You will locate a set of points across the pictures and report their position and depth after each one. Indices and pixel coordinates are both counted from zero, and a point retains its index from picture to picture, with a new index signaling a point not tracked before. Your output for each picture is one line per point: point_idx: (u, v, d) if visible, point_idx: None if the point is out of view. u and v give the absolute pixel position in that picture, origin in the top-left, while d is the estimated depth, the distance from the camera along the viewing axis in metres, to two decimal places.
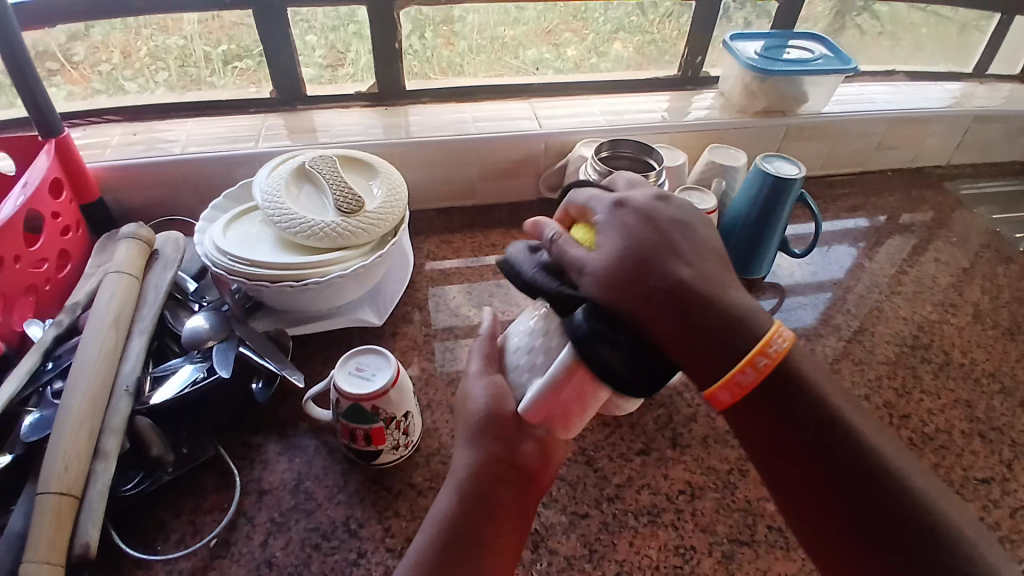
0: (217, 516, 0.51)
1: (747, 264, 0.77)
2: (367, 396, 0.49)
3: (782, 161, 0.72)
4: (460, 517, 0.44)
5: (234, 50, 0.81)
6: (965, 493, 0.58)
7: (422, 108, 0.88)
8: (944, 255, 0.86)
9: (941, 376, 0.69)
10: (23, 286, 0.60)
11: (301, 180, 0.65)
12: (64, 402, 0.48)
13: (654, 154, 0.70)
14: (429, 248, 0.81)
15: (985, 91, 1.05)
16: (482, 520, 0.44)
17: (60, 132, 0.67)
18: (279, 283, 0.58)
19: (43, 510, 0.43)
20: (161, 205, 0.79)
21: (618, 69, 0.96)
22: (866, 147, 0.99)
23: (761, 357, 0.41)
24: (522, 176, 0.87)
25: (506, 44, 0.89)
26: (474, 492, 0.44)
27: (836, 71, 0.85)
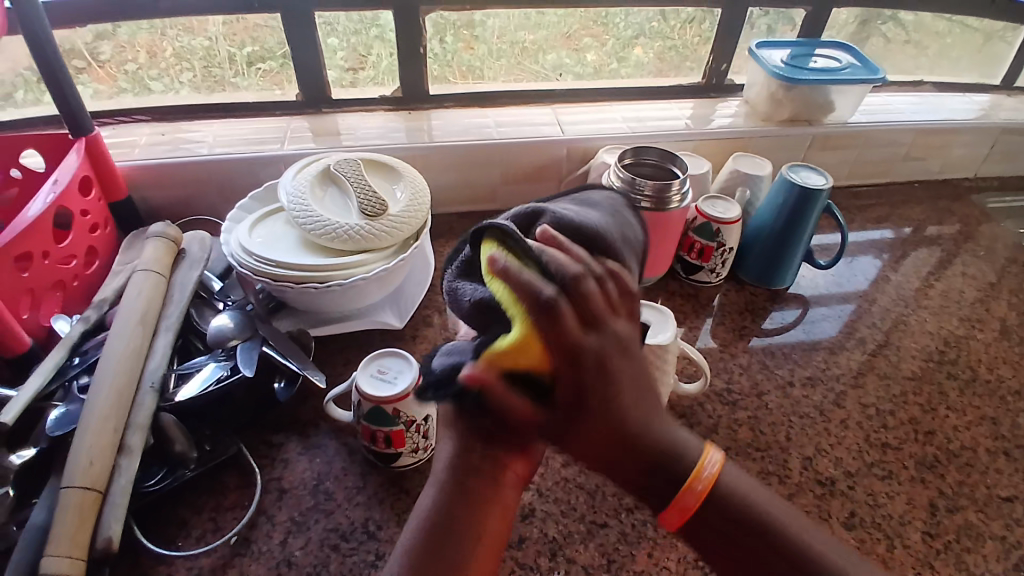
0: (238, 513, 0.51)
1: (769, 275, 0.76)
2: (389, 399, 0.49)
3: (808, 172, 0.71)
4: (444, 510, 0.43)
5: (257, 51, 0.82)
6: (989, 511, 0.57)
7: (444, 112, 0.89)
8: (972, 269, 0.85)
9: (967, 392, 0.67)
10: (52, 281, 0.62)
11: (326, 184, 0.66)
12: (90, 398, 0.49)
13: (678, 162, 0.70)
14: (450, 252, 0.81)
15: (1015, 102, 1.03)
16: (460, 509, 0.43)
17: (89, 131, 0.68)
18: (303, 285, 0.58)
19: (68, 503, 0.44)
20: (187, 205, 0.80)
21: (639, 74, 0.95)
22: (892, 157, 0.97)
23: (697, 481, 0.38)
24: (542, 181, 0.87)
25: (526, 48, 0.89)
26: (459, 478, 0.44)
27: (864, 79, 0.83)
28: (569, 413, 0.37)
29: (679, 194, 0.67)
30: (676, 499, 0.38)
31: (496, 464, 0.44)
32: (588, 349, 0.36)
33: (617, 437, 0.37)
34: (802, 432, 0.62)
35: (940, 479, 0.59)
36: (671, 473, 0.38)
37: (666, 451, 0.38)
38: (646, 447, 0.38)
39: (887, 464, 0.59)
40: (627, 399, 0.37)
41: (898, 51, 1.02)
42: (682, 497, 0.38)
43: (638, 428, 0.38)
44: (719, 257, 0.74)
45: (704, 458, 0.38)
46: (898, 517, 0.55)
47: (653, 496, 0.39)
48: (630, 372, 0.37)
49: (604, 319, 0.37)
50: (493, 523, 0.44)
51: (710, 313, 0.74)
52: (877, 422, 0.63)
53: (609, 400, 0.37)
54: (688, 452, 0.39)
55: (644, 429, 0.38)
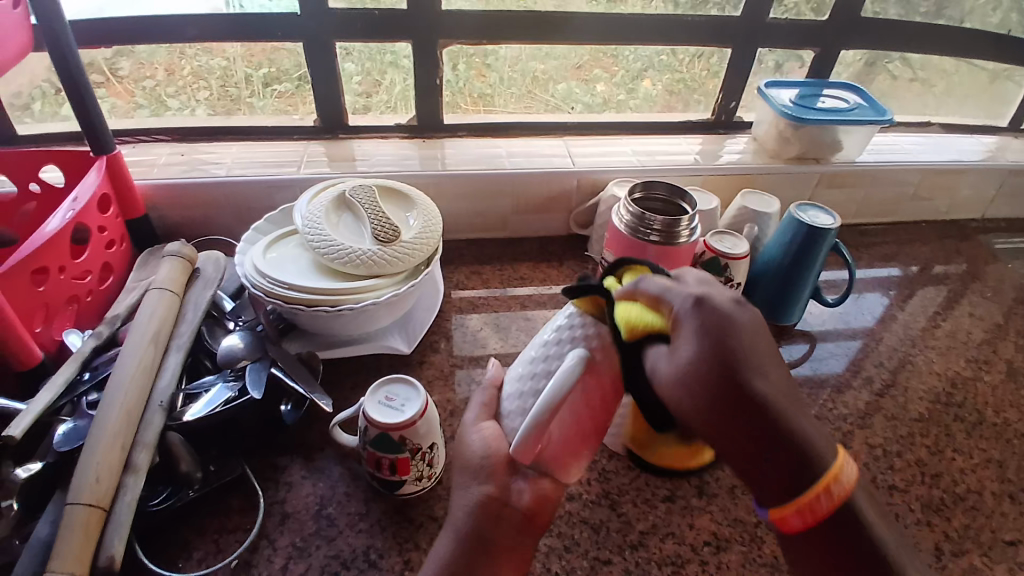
0: (240, 536, 0.51)
1: (777, 311, 0.76)
2: (396, 425, 0.49)
3: (817, 210, 0.72)
4: (455, 557, 0.45)
5: (274, 73, 0.84)
6: (995, 556, 0.56)
7: (457, 141, 0.91)
8: (979, 310, 0.85)
9: (973, 434, 0.67)
10: (67, 296, 0.62)
11: (341, 209, 0.67)
12: (99, 415, 0.49)
13: (687, 198, 0.70)
14: (459, 278, 0.82)
15: (1021, 145, 1.05)
16: (479, 558, 0.45)
17: (110, 149, 0.70)
18: (314, 308, 0.59)
19: (72, 520, 0.44)
20: (202, 224, 0.81)
21: (647, 106, 0.97)
22: (899, 197, 0.98)
23: (834, 485, 0.37)
24: (552, 210, 0.88)
25: (537, 78, 0.90)
26: (477, 531, 0.46)
27: (872, 119, 0.85)
28: (715, 400, 0.40)
29: (688, 228, 0.67)
30: (783, 507, 0.38)
31: (515, 515, 0.46)
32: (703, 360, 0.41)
33: (752, 425, 0.39)
34: None
35: (946, 522, 0.58)
36: (799, 478, 0.38)
37: (796, 446, 0.38)
38: (781, 436, 0.38)
39: (894, 506, 0.59)
40: (774, 405, 0.39)
41: (904, 91, 1.03)
42: (816, 501, 0.37)
43: (763, 415, 0.39)
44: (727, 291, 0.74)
45: (835, 470, 0.38)
46: None
47: (767, 491, 0.39)
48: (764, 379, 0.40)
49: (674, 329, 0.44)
50: (507, 573, 0.45)
51: None
52: (884, 463, 0.63)
53: (745, 394, 0.39)
54: (815, 461, 0.38)
55: (792, 431, 0.39)
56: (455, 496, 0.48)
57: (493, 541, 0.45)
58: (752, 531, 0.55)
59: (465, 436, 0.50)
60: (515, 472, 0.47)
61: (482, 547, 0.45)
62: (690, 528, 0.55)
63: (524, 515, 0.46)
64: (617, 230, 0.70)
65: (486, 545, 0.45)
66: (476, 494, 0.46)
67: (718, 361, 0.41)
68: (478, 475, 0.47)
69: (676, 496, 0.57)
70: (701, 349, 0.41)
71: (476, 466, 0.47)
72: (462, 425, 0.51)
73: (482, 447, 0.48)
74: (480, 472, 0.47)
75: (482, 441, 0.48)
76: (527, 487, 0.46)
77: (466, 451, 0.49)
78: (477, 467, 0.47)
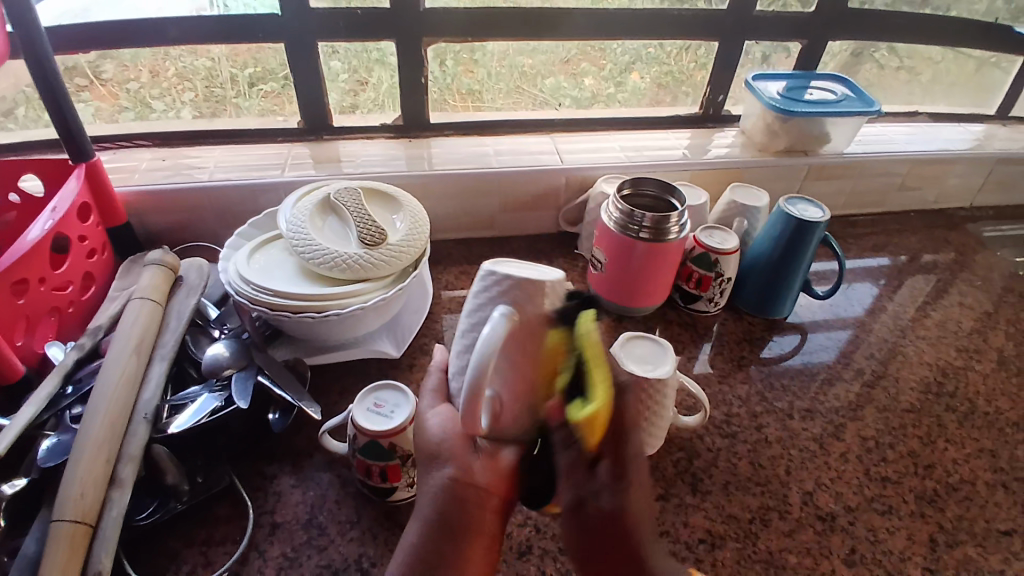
0: (229, 548, 0.51)
1: (768, 305, 0.76)
2: (385, 432, 0.48)
3: (807, 204, 0.72)
4: (424, 545, 0.43)
5: (258, 73, 0.83)
6: (987, 546, 0.56)
7: (445, 140, 0.90)
8: (969, 299, 0.85)
9: (966, 424, 0.67)
10: (47, 307, 0.61)
11: (326, 213, 0.66)
12: (82, 428, 0.48)
13: (676, 194, 0.70)
14: (448, 279, 0.81)
15: (1008, 133, 1.05)
16: (446, 545, 0.43)
17: (90, 158, 0.68)
18: (300, 313, 0.58)
19: (57, 537, 0.43)
20: (186, 229, 0.80)
21: (636, 100, 0.96)
22: (888, 187, 0.98)
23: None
24: (542, 208, 0.87)
25: (525, 73, 0.89)
26: (443, 516, 0.43)
27: (861, 110, 0.85)
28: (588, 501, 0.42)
29: (678, 224, 0.67)
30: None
31: (483, 496, 0.44)
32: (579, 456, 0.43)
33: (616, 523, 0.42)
34: (802, 465, 0.61)
35: (940, 513, 0.58)
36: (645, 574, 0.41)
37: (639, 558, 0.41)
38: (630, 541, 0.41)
39: (887, 498, 0.59)
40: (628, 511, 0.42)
41: (892, 80, 1.03)
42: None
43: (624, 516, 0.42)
44: (718, 287, 0.74)
45: (671, 575, 0.41)
46: (898, 553, 0.55)
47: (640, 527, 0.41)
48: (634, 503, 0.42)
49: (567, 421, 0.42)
50: (477, 554, 0.43)
51: (709, 343, 0.74)
52: (877, 456, 0.63)
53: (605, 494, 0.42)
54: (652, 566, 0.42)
55: (637, 535, 0.42)
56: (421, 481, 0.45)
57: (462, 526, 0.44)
58: (746, 528, 0.55)
59: (424, 419, 0.47)
60: (478, 451, 0.44)
61: (450, 532, 0.43)
62: (685, 526, 0.55)
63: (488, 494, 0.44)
64: (607, 227, 0.69)
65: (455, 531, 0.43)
66: (441, 479, 0.44)
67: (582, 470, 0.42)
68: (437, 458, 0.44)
69: (670, 495, 0.57)
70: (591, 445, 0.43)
71: (435, 449, 0.45)
72: (421, 412, 0.48)
73: (440, 430, 0.45)
74: (440, 454, 0.44)
75: (438, 424, 0.45)
76: (488, 464, 0.44)
77: (426, 433, 0.46)
78: (433, 452, 0.45)
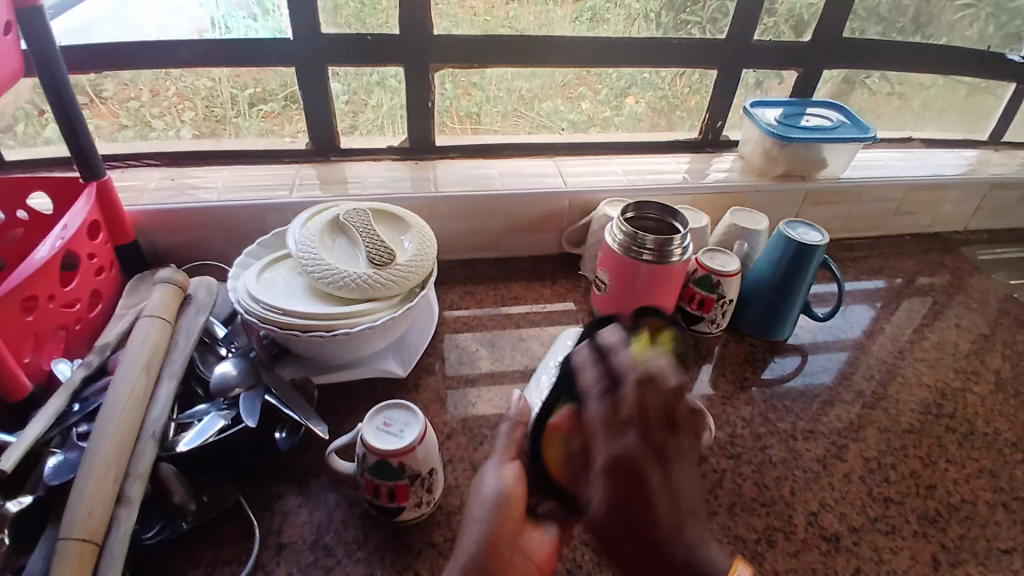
0: (235, 568, 0.50)
1: (769, 326, 0.77)
2: (394, 452, 0.48)
3: (806, 228, 0.73)
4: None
5: (259, 94, 0.84)
6: (989, 566, 0.56)
7: (449, 162, 0.91)
8: (965, 321, 0.86)
9: (965, 444, 0.68)
10: (55, 324, 0.61)
11: (335, 233, 0.67)
12: (91, 445, 0.48)
13: (678, 217, 0.71)
14: (453, 298, 0.82)
15: (1000, 159, 1.08)
16: None
17: (100, 175, 0.69)
18: (309, 332, 0.58)
19: (63, 556, 0.42)
20: (193, 248, 0.81)
21: (631, 123, 0.98)
22: (883, 211, 1.00)
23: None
24: (545, 230, 0.88)
25: (523, 97, 0.91)
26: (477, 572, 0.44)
27: (855, 137, 0.87)
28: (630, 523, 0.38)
29: (680, 246, 0.68)
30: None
31: (527, 560, 0.46)
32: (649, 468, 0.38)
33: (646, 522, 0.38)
34: (807, 486, 0.61)
35: (943, 533, 0.58)
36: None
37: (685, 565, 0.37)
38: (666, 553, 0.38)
39: (891, 519, 0.59)
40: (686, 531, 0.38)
41: (885, 107, 1.06)
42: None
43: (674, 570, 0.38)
44: (719, 308, 0.75)
45: (735, 573, 0.41)
46: (903, 574, 0.55)
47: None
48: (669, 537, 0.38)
49: (683, 430, 0.41)
50: None
51: (711, 364, 0.75)
52: (879, 477, 0.63)
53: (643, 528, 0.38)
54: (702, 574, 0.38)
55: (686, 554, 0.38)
56: (466, 528, 0.46)
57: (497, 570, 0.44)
58: (753, 548, 0.56)
59: (484, 472, 0.48)
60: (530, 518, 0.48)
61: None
62: None
63: (535, 562, 0.46)
64: (611, 249, 0.70)
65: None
66: (482, 537, 0.45)
67: (636, 480, 0.38)
68: (495, 513, 0.46)
69: None
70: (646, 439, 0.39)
71: (490, 508, 0.46)
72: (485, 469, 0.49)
73: (496, 489, 0.47)
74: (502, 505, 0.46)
75: (495, 480, 0.47)
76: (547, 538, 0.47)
77: (480, 485, 0.48)
78: (491, 508, 0.46)
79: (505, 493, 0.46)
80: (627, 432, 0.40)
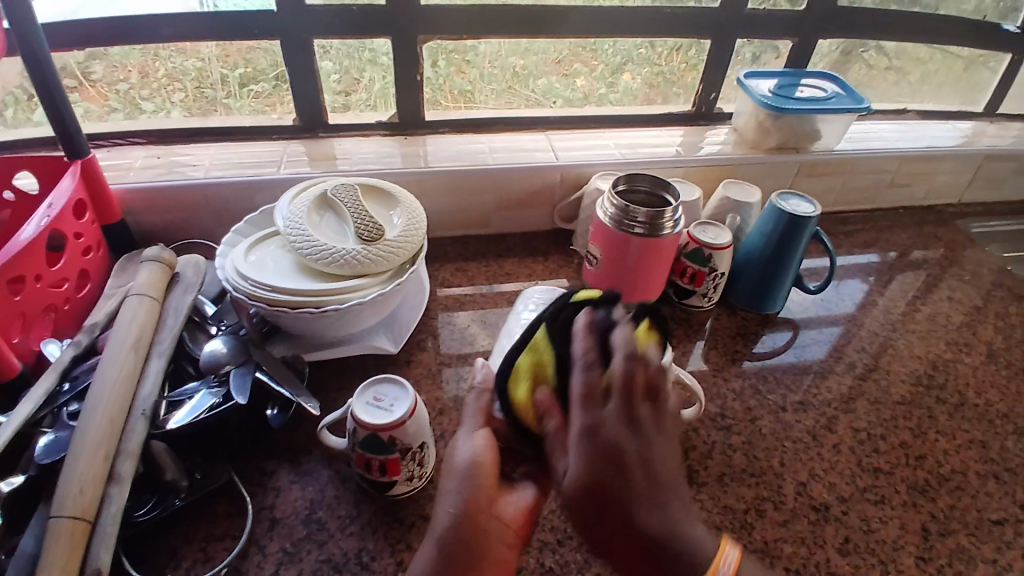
0: (228, 544, 0.51)
1: (761, 299, 0.77)
2: (385, 426, 0.49)
3: (798, 199, 0.73)
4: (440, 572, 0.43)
5: (251, 73, 0.83)
6: (979, 535, 0.57)
7: (440, 138, 0.90)
8: (957, 293, 0.86)
9: (956, 416, 0.68)
10: (42, 305, 0.61)
11: (323, 209, 0.66)
12: (81, 424, 0.48)
13: (670, 189, 0.70)
14: (444, 276, 0.81)
15: (995, 130, 1.07)
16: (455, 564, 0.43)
17: (86, 154, 0.68)
18: (299, 310, 0.58)
19: (56, 534, 0.43)
20: (182, 227, 0.80)
21: (627, 99, 0.97)
22: (877, 184, 0.99)
23: None
24: (537, 206, 0.88)
25: (518, 73, 0.90)
26: (447, 545, 0.43)
27: (850, 108, 0.86)
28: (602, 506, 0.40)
29: (672, 219, 0.68)
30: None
31: (502, 527, 0.45)
32: (628, 448, 0.41)
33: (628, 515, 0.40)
34: (796, 457, 0.62)
35: (932, 503, 0.59)
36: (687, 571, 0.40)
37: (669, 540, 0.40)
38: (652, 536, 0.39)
39: (880, 489, 0.60)
40: (664, 517, 0.40)
41: (880, 79, 1.04)
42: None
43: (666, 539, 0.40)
44: (711, 282, 0.75)
45: (722, 555, 0.41)
46: (892, 542, 0.55)
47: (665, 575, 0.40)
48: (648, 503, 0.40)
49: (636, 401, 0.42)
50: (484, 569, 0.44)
51: (702, 338, 0.75)
52: (869, 447, 0.64)
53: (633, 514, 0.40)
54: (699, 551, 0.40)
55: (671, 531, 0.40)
56: (441, 502, 0.45)
57: (469, 543, 0.44)
58: (741, 519, 0.56)
59: (456, 442, 0.48)
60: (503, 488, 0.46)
61: (464, 556, 0.43)
62: None
63: (513, 529, 0.46)
64: (602, 223, 0.70)
65: (474, 555, 0.44)
66: (458, 506, 0.44)
67: (614, 456, 0.41)
68: (467, 482, 0.45)
69: None
70: (627, 414, 0.42)
71: (462, 478, 0.45)
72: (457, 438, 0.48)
73: (469, 456, 0.46)
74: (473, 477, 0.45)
75: (469, 447, 0.46)
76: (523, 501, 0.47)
77: (454, 457, 0.47)
78: (463, 478, 0.45)
79: (477, 460, 0.46)
80: (610, 402, 0.42)
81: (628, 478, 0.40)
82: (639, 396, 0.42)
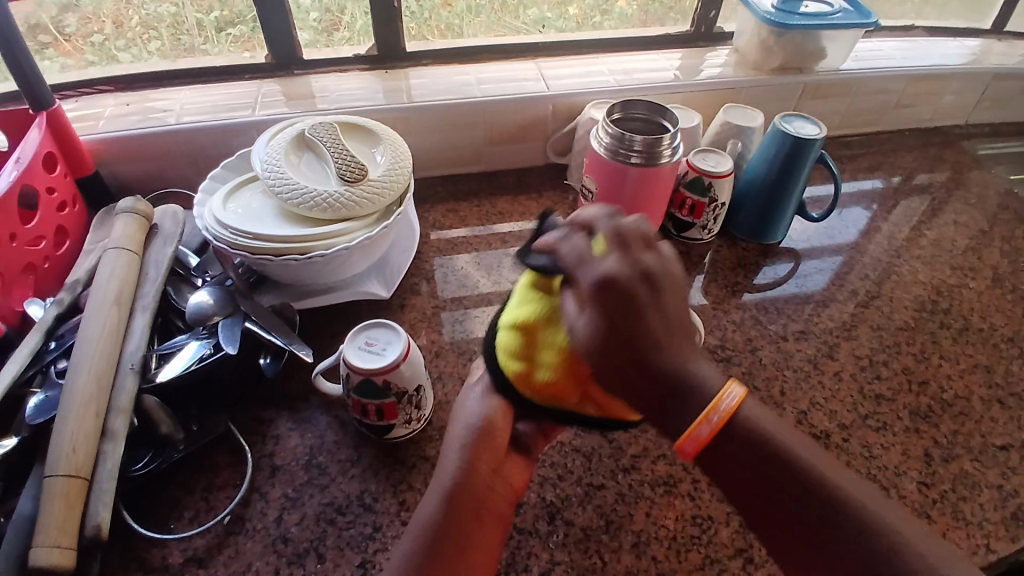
0: (230, 492, 0.51)
1: (762, 228, 0.74)
2: (379, 370, 0.47)
3: (803, 121, 0.69)
4: (445, 515, 0.42)
5: (227, 16, 0.78)
6: (983, 459, 0.57)
7: (424, 70, 0.85)
8: (963, 217, 0.84)
9: (960, 341, 0.67)
10: (21, 264, 0.59)
11: (302, 151, 0.63)
12: (69, 382, 0.47)
13: (668, 114, 0.67)
14: (435, 217, 0.78)
15: (1007, 45, 1.01)
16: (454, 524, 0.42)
17: (50, 105, 0.64)
18: (283, 257, 0.56)
19: (53, 492, 0.42)
20: (159, 177, 0.77)
21: (622, 26, 0.92)
22: (884, 105, 0.95)
23: (712, 414, 0.35)
24: (529, 139, 0.84)
25: (506, 3, 0.85)
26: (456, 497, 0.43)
27: (858, 23, 0.80)
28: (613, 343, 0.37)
29: (671, 146, 0.64)
30: (685, 431, 0.36)
31: (507, 489, 0.46)
32: (643, 294, 0.37)
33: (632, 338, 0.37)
34: (797, 386, 0.61)
35: (935, 428, 0.59)
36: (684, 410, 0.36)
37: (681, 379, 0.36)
38: (665, 370, 0.36)
39: (881, 415, 0.59)
40: (670, 357, 0.37)
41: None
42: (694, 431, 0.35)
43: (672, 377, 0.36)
44: (711, 213, 0.72)
45: (724, 391, 0.36)
46: (894, 467, 0.56)
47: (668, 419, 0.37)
48: (654, 341, 0.37)
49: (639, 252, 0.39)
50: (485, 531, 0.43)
51: (702, 270, 0.73)
52: (871, 374, 0.63)
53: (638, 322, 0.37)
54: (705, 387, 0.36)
55: (680, 372, 0.36)
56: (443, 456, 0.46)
57: (474, 500, 0.43)
58: None
59: (463, 401, 0.49)
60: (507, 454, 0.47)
61: (473, 513, 0.43)
62: None
63: (513, 490, 0.46)
64: (597, 155, 0.67)
65: (479, 509, 0.43)
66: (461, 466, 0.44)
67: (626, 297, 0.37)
68: (473, 437, 0.46)
69: None
70: (635, 266, 0.38)
71: (472, 437, 0.46)
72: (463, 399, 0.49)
73: (480, 414, 0.47)
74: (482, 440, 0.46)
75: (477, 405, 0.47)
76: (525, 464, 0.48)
77: (462, 413, 0.48)
78: (474, 431, 0.46)
79: (487, 418, 0.47)
80: (611, 256, 0.39)
81: (643, 317, 0.37)
82: (642, 252, 0.39)
